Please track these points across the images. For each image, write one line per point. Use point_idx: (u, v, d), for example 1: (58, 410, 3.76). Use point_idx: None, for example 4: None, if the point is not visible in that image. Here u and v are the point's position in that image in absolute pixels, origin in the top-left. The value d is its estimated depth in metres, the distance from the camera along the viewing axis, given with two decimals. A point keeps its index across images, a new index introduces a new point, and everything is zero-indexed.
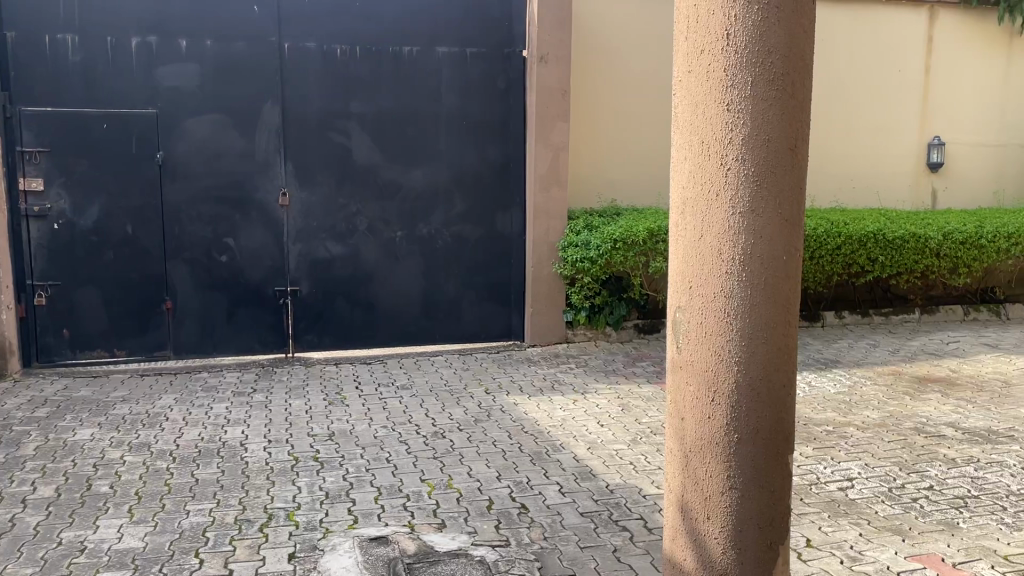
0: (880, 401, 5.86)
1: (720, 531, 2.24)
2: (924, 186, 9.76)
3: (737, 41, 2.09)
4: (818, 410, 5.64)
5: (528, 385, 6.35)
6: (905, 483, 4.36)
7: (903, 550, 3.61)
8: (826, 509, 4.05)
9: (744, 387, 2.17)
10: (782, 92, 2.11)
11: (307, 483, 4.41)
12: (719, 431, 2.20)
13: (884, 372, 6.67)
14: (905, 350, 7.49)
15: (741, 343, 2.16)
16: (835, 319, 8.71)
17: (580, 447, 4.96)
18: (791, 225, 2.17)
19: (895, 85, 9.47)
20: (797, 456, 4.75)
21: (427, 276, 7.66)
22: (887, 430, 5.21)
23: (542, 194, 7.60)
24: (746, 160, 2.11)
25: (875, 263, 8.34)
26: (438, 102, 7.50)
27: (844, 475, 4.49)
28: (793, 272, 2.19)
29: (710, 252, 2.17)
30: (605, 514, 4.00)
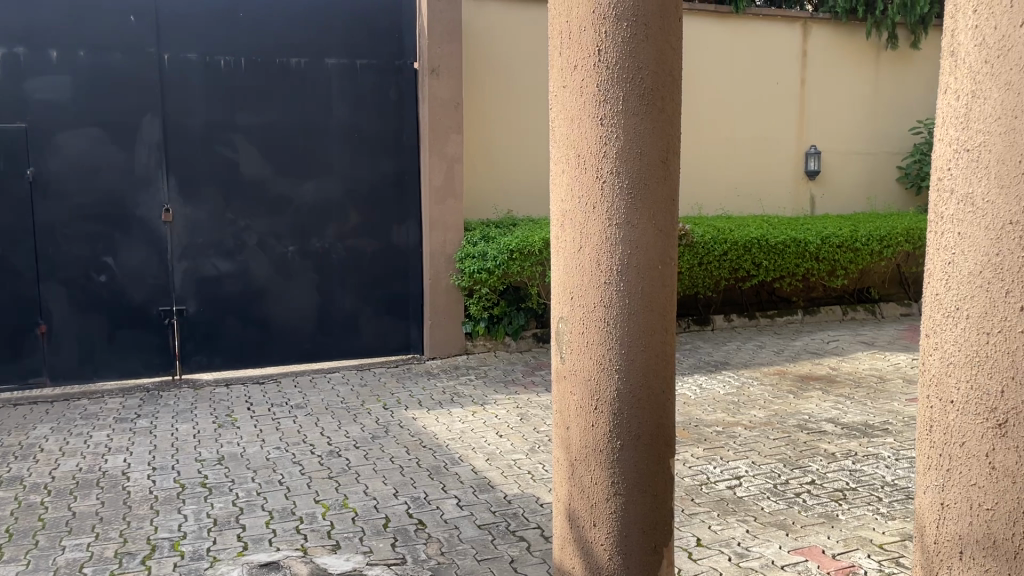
0: (766, 400, 6.10)
1: (607, 537, 2.27)
2: (803, 193, 10.25)
3: (608, 57, 2.14)
4: (707, 411, 5.82)
5: (427, 399, 6.30)
6: (789, 479, 4.55)
7: (787, 544, 3.76)
8: (716, 508, 4.18)
9: (625, 394, 2.21)
10: (652, 107, 2.16)
11: (193, 511, 4.24)
12: (603, 438, 2.24)
13: (770, 372, 6.95)
14: (789, 350, 7.82)
15: (621, 352, 2.20)
16: (724, 322, 9.02)
17: (478, 458, 4.96)
18: (665, 235, 2.23)
19: (773, 96, 9.91)
20: (688, 457, 4.90)
21: (321, 291, 7.52)
22: (773, 428, 5.43)
23: (438, 206, 7.59)
24: (620, 173, 2.16)
25: (760, 267, 8.69)
26: (329, 114, 7.39)
27: (732, 473, 4.65)
28: (669, 281, 2.26)
29: (589, 263, 2.21)
30: (502, 525, 4.01)
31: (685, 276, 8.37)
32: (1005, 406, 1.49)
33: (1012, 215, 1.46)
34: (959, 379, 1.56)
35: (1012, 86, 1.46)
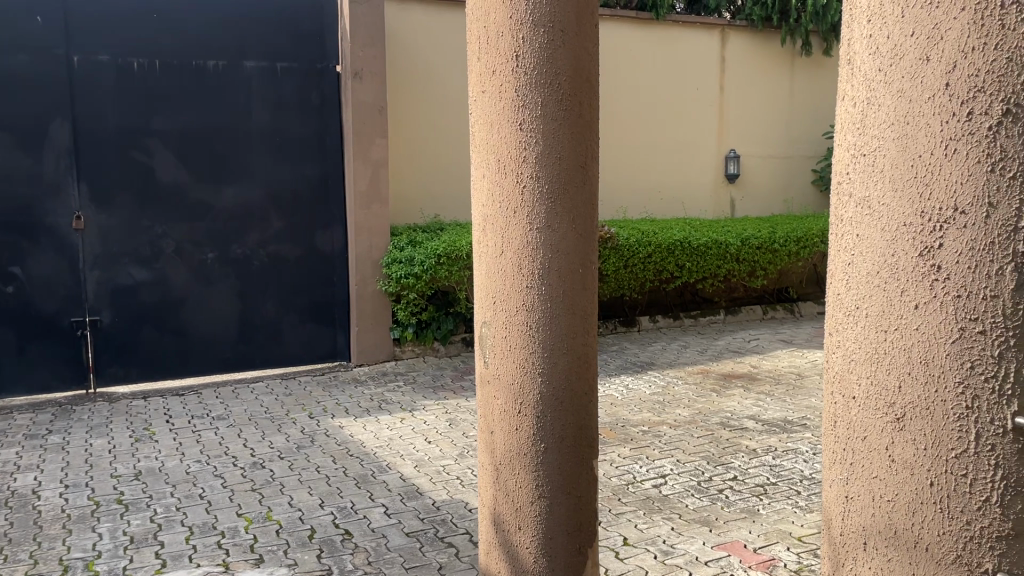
0: (690, 399, 6.23)
1: (532, 540, 2.28)
2: (724, 196, 10.53)
3: (526, 63, 2.14)
4: (634, 412, 5.91)
5: (354, 407, 6.22)
6: (712, 475, 4.65)
7: (710, 539, 3.84)
8: (642, 507, 4.24)
9: (548, 397, 2.22)
10: (570, 113, 2.18)
11: (109, 529, 4.09)
12: (527, 442, 2.25)
13: (694, 371, 7.09)
14: (712, 350, 7.99)
15: (543, 355, 2.21)
16: (650, 323, 9.15)
17: (407, 465, 4.93)
18: (585, 239, 2.26)
19: (694, 102, 10.16)
20: (615, 457, 4.96)
21: (243, 298, 7.36)
22: (697, 426, 5.55)
23: (363, 211, 7.50)
24: (541, 179, 2.18)
25: (683, 269, 8.87)
26: (249, 118, 7.24)
27: (658, 472, 4.73)
28: (589, 284, 2.29)
29: (511, 267, 2.22)
30: (431, 532, 3.99)
31: (612, 278, 8.46)
32: (904, 401, 1.24)
33: (909, 214, 1.22)
34: (859, 376, 1.30)
35: (905, 95, 1.21)
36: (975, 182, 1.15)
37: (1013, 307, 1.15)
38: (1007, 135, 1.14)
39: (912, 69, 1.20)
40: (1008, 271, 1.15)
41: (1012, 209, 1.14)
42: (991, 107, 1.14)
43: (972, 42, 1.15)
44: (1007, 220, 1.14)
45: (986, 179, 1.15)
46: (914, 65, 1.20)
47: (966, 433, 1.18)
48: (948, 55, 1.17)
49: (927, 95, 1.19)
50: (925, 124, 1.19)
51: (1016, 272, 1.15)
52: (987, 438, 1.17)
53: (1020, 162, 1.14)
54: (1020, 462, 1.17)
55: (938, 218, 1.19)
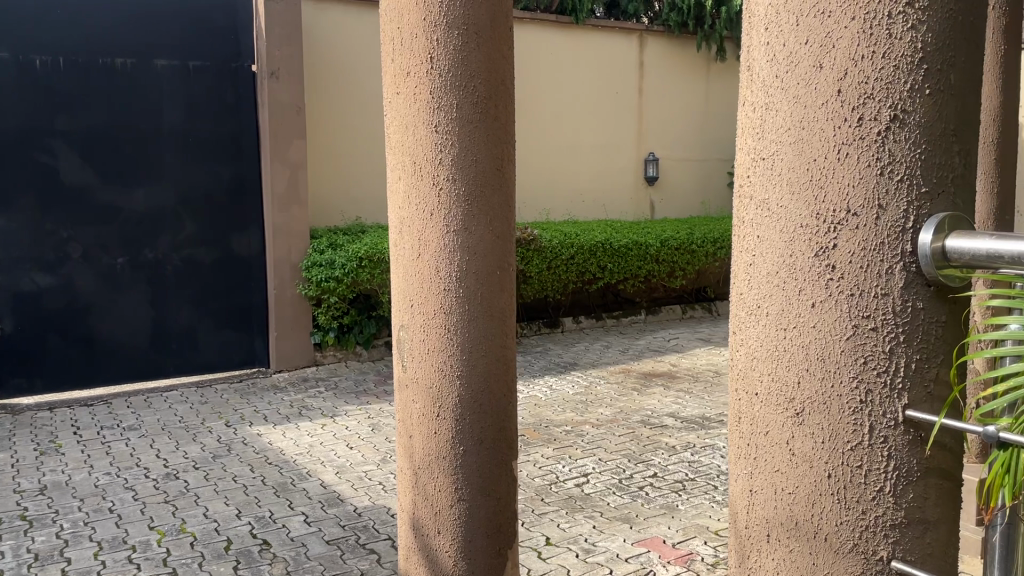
0: (612, 398, 6.32)
1: (452, 544, 2.26)
2: (643, 198, 10.73)
3: (440, 65, 2.12)
4: (557, 412, 5.96)
5: (273, 414, 6.09)
6: (633, 473, 4.72)
7: (631, 536, 3.90)
8: (564, 506, 4.28)
9: (467, 400, 2.22)
10: (486, 116, 2.18)
11: (11, 547, 3.90)
12: (446, 445, 2.23)
13: (616, 371, 7.19)
14: (634, 349, 8.12)
15: (462, 358, 2.21)
16: (573, 324, 9.24)
17: (328, 472, 4.85)
18: (501, 241, 2.26)
19: (613, 105, 10.32)
20: (538, 458, 4.99)
21: (155, 304, 7.13)
22: (619, 425, 5.63)
23: (281, 213, 7.36)
24: (457, 181, 2.16)
25: (605, 270, 8.99)
26: (160, 118, 7.02)
27: (580, 471, 4.78)
28: (506, 286, 2.30)
29: (428, 271, 2.18)
30: (352, 539, 3.94)
31: (535, 279, 8.52)
32: (802, 396, 1.28)
33: (805, 216, 1.26)
34: (761, 372, 1.34)
35: (800, 101, 1.25)
36: (866, 185, 1.21)
37: (902, 304, 1.21)
38: (893, 140, 1.20)
39: (806, 76, 1.24)
40: (897, 270, 1.21)
41: (900, 211, 1.20)
42: (879, 112, 1.20)
43: (861, 51, 1.20)
44: (895, 221, 1.20)
45: (876, 181, 1.20)
46: (807, 73, 1.24)
47: (861, 426, 1.24)
48: (839, 63, 1.21)
49: (820, 102, 1.23)
50: (819, 129, 1.23)
51: (905, 271, 1.21)
52: (880, 430, 1.23)
53: (906, 166, 1.20)
54: (910, 451, 1.23)
55: (832, 219, 1.24)
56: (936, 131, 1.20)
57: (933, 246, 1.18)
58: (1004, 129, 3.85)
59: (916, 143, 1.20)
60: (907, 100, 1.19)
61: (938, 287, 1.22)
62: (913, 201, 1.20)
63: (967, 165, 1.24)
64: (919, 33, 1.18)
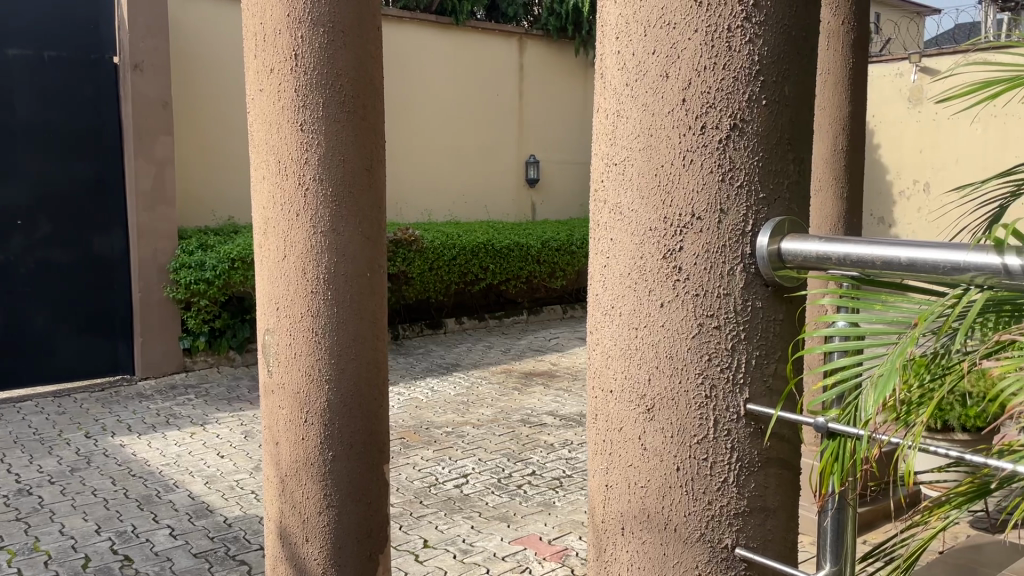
0: (493, 398, 6.36)
1: (321, 551, 2.22)
2: (525, 200, 10.92)
3: (305, 62, 2.07)
4: (438, 413, 5.94)
5: (138, 423, 5.80)
6: (512, 472, 4.77)
7: (508, 535, 3.94)
8: (442, 507, 4.27)
9: (336, 404, 2.18)
10: (353, 115, 2.14)
11: None
12: (313, 450, 2.18)
13: (498, 371, 7.25)
14: (515, 349, 8.21)
15: (330, 362, 2.16)
16: (456, 324, 9.25)
17: (197, 482, 4.67)
18: (372, 243, 2.23)
19: (494, 106, 10.48)
20: (418, 460, 4.97)
21: (6, 309, 6.69)
22: (499, 424, 5.68)
23: (146, 213, 7.05)
24: (324, 181, 2.11)
25: (487, 271, 9.06)
26: (11, 111, 6.62)
27: (459, 472, 4.79)
28: (377, 288, 2.27)
29: (294, 272, 2.13)
30: (221, 551, 3.80)
31: (417, 281, 8.49)
32: (654, 393, 1.33)
33: (654, 220, 1.31)
34: (615, 369, 1.38)
35: (648, 108, 1.30)
36: (709, 191, 1.26)
37: (742, 304, 1.27)
38: (734, 148, 1.25)
39: (653, 84, 1.29)
40: (738, 270, 1.27)
41: (740, 216, 1.26)
42: (720, 121, 1.25)
43: (704, 62, 1.25)
44: (736, 225, 1.26)
45: (717, 187, 1.26)
46: (654, 81, 1.29)
47: (706, 420, 1.30)
48: (683, 73, 1.26)
49: (666, 109, 1.28)
50: (666, 136, 1.28)
51: (745, 272, 1.27)
52: (724, 424, 1.29)
53: (745, 172, 1.26)
54: (752, 443, 1.30)
55: (678, 223, 1.29)
56: (772, 140, 1.27)
57: (770, 248, 1.25)
58: (853, 136, 4.12)
59: (754, 151, 1.26)
60: (745, 110, 1.25)
61: (776, 288, 1.29)
62: (752, 205, 1.26)
63: (801, 172, 1.31)
64: (756, 45, 1.24)
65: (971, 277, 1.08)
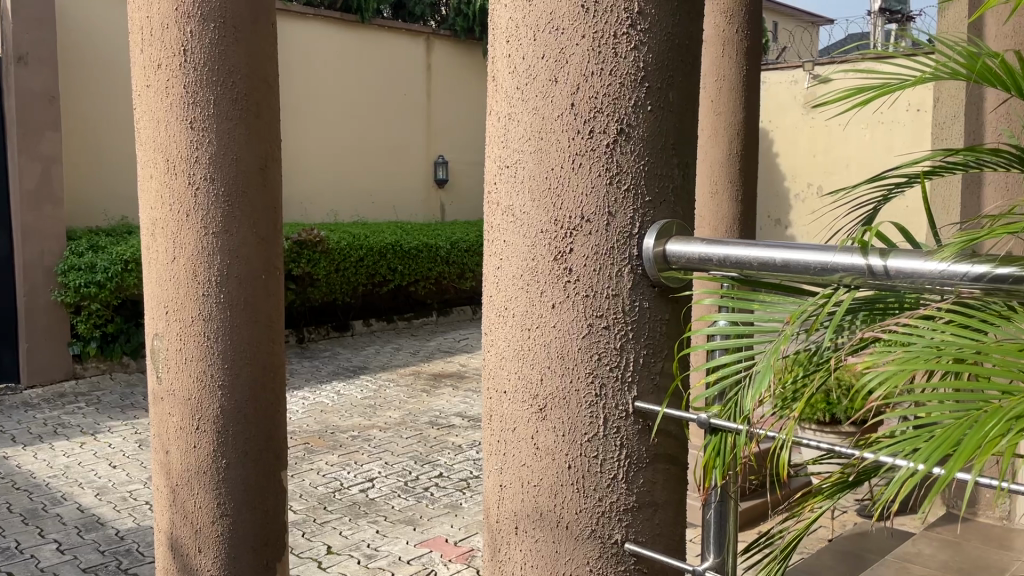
0: (401, 400, 6.32)
1: (214, 561, 2.15)
2: (433, 201, 11.25)
3: (195, 58, 2.01)
4: (344, 417, 5.86)
5: (23, 434, 5.50)
6: (419, 474, 4.75)
7: (414, 538, 3.92)
8: (347, 513, 4.21)
9: (229, 410, 2.12)
10: (246, 112, 2.08)
11: None
12: (206, 458, 2.12)
13: (406, 373, 7.22)
14: (425, 351, 8.18)
15: (223, 367, 2.10)
16: (363, 326, 9.15)
17: (87, 494, 4.46)
18: (267, 244, 2.17)
19: (400, 105, 10.80)
20: (322, 465, 4.89)
21: None
22: (406, 427, 5.64)
23: (32, 213, 6.77)
24: (215, 181, 2.05)
25: (395, 272, 8.99)
26: None
27: (365, 476, 4.73)
28: (273, 290, 2.22)
29: (184, 274, 2.06)
30: (112, 565, 3.65)
31: (323, 281, 8.38)
32: (546, 392, 1.35)
33: (545, 222, 1.33)
34: (508, 370, 1.39)
35: (538, 112, 1.32)
36: (598, 194, 1.29)
37: (629, 304, 1.30)
38: (621, 152, 1.28)
39: (543, 88, 1.31)
40: (626, 272, 1.30)
41: (627, 218, 1.29)
42: (607, 126, 1.28)
43: (591, 67, 1.27)
44: (624, 227, 1.29)
45: (606, 191, 1.29)
46: (544, 85, 1.31)
47: (596, 418, 1.32)
48: (572, 76, 1.29)
49: (556, 114, 1.30)
50: (556, 139, 1.30)
51: (632, 273, 1.30)
52: (613, 421, 1.32)
53: (631, 176, 1.29)
54: (639, 440, 1.33)
55: (568, 225, 1.31)
56: (656, 146, 1.30)
57: (655, 250, 1.29)
58: (748, 140, 4.28)
59: (640, 155, 1.29)
60: (631, 115, 1.28)
61: (662, 288, 1.32)
62: (639, 208, 1.30)
63: (686, 176, 1.35)
64: (641, 53, 1.27)
65: (839, 277, 1.13)
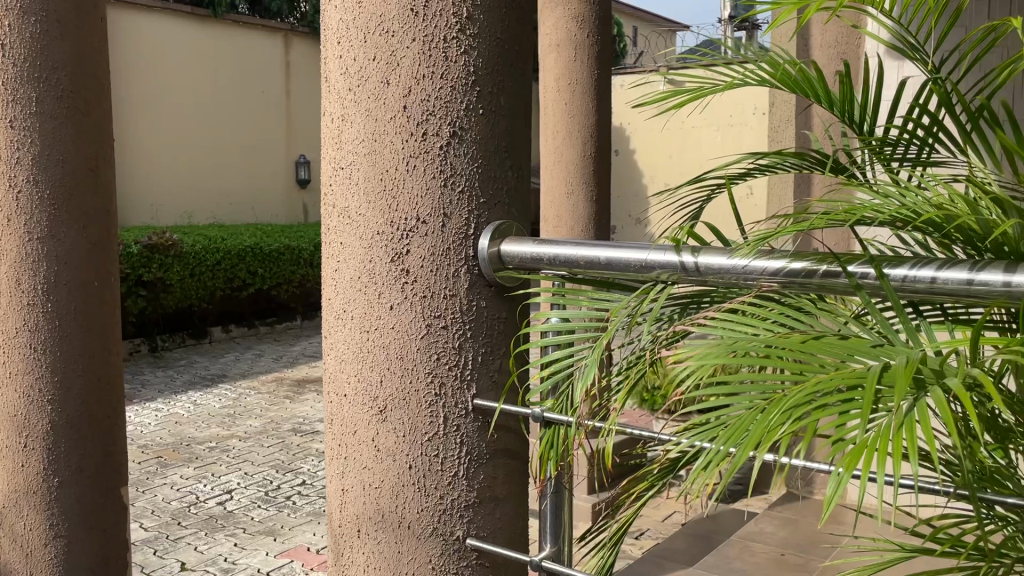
0: (262, 408, 6.13)
1: None
2: (295, 202, 11.12)
3: (13, 54, 1.89)
4: (200, 428, 5.62)
5: None
6: (281, 484, 4.63)
7: (274, 549, 3.82)
8: (203, 527, 4.06)
9: (61, 426, 2.00)
10: (74, 111, 1.96)
11: None
12: (36, 476, 2.00)
13: (268, 380, 7.01)
14: (288, 356, 7.98)
15: (53, 380, 1.99)
16: (222, 333, 8.81)
17: None
18: (101, 249, 2.05)
19: (259, 104, 10.58)
20: (176, 479, 4.68)
21: None
22: (267, 435, 5.48)
23: None
24: (39, 183, 1.93)
25: (255, 276, 8.78)
26: None
27: (222, 488, 4.56)
28: (110, 298, 2.10)
29: (7, 282, 1.94)
30: None
31: (177, 287, 8.07)
32: (385, 394, 1.35)
33: (381, 224, 1.33)
34: (348, 374, 1.39)
35: (371, 114, 1.32)
36: (432, 195, 1.30)
37: (466, 304, 1.32)
38: (453, 155, 1.30)
39: (375, 90, 1.31)
40: (462, 272, 1.32)
41: (463, 219, 1.31)
42: (440, 128, 1.29)
43: (422, 70, 1.29)
44: (459, 227, 1.31)
45: (440, 192, 1.30)
46: (376, 87, 1.31)
47: (436, 417, 1.33)
48: (404, 80, 1.30)
49: (389, 116, 1.31)
50: (389, 142, 1.31)
51: (469, 273, 1.32)
52: (453, 420, 1.34)
53: (465, 178, 1.31)
54: (479, 436, 1.35)
55: (403, 227, 1.32)
56: (489, 149, 1.32)
57: (490, 250, 1.31)
58: (601, 142, 4.42)
59: (473, 158, 1.31)
60: (463, 119, 1.30)
61: (499, 287, 1.35)
62: (473, 210, 1.32)
63: (519, 178, 1.38)
64: (470, 57, 1.29)
65: (657, 273, 1.19)
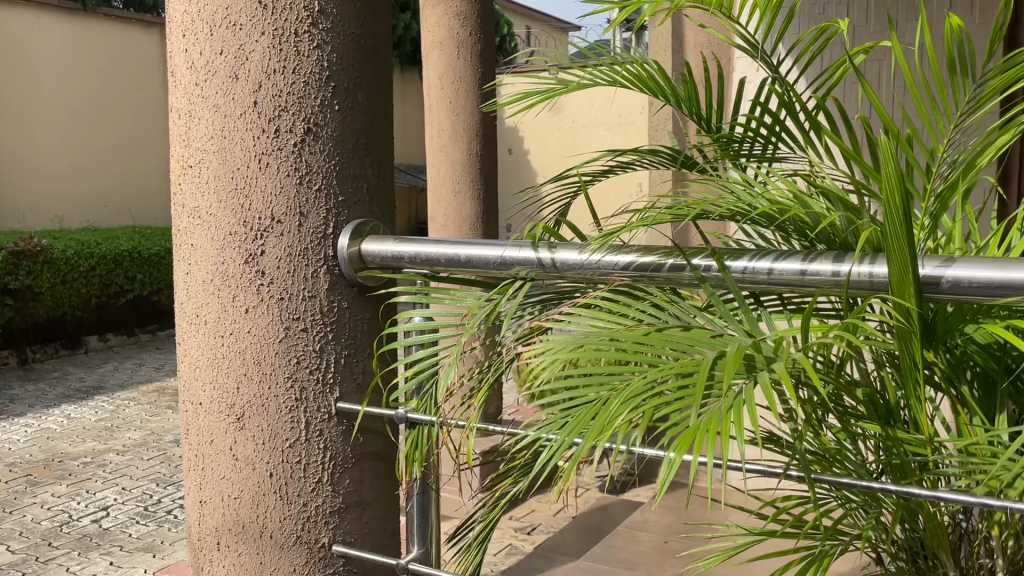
0: (142, 420, 5.86)
1: None
2: None
3: None
4: (75, 443, 5.33)
5: None
6: (161, 497, 4.43)
7: (153, 565, 3.65)
8: (76, 547, 3.84)
9: None
10: None
11: None
12: None
13: (148, 390, 6.70)
14: (170, 364, 7.66)
15: None
16: (99, 342, 8.38)
17: None
18: None
19: (137, 101, 10.15)
20: (47, 498, 4.41)
21: None
22: (147, 448, 5.24)
23: None
24: None
25: (134, 281, 8.43)
26: None
27: (98, 505, 4.33)
28: None
29: None
30: None
31: (47, 295, 7.64)
32: (242, 401, 1.30)
33: (233, 224, 1.28)
34: (204, 381, 1.33)
35: (219, 110, 1.27)
36: (287, 194, 1.26)
37: (327, 305, 1.28)
38: (309, 151, 1.26)
39: (224, 85, 1.26)
40: (322, 273, 1.27)
41: (320, 219, 1.27)
42: (293, 125, 1.25)
43: (272, 65, 1.24)
44: (317, 227, 1.27)
45: (295, 190, 1.26)
46: (225, 82, 1.26)
47: (297, 423, 1.29)
48: (253, 75, 1.25)
49: (239, 112, 1.26)
50: (240, 139, 1.26)
51: (328, 273, 1.28)
52: (316, 425, 1.30)
53: (322, 175, 1.27)
54: (343, 441, 1.32)
55: (257, 227, 1.27)
56: (347, 145, 1.28)
57: (350, 250, 1.27)
58: (487, 141, 4.43)
59: (329, 155, 1.27)
60: (318, 115, 1.26)
61: (361, 287, 1.31)
62: (331, 208, 1.28)
63: (380, 175, 1.35)
64: (323, 52, 1.25)
65: (517, 269, 1.19)
